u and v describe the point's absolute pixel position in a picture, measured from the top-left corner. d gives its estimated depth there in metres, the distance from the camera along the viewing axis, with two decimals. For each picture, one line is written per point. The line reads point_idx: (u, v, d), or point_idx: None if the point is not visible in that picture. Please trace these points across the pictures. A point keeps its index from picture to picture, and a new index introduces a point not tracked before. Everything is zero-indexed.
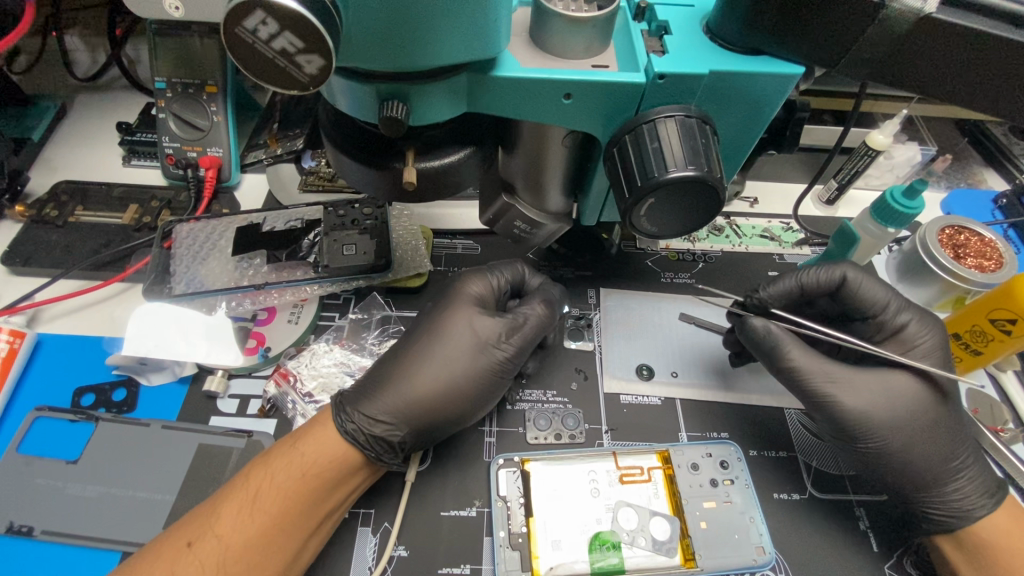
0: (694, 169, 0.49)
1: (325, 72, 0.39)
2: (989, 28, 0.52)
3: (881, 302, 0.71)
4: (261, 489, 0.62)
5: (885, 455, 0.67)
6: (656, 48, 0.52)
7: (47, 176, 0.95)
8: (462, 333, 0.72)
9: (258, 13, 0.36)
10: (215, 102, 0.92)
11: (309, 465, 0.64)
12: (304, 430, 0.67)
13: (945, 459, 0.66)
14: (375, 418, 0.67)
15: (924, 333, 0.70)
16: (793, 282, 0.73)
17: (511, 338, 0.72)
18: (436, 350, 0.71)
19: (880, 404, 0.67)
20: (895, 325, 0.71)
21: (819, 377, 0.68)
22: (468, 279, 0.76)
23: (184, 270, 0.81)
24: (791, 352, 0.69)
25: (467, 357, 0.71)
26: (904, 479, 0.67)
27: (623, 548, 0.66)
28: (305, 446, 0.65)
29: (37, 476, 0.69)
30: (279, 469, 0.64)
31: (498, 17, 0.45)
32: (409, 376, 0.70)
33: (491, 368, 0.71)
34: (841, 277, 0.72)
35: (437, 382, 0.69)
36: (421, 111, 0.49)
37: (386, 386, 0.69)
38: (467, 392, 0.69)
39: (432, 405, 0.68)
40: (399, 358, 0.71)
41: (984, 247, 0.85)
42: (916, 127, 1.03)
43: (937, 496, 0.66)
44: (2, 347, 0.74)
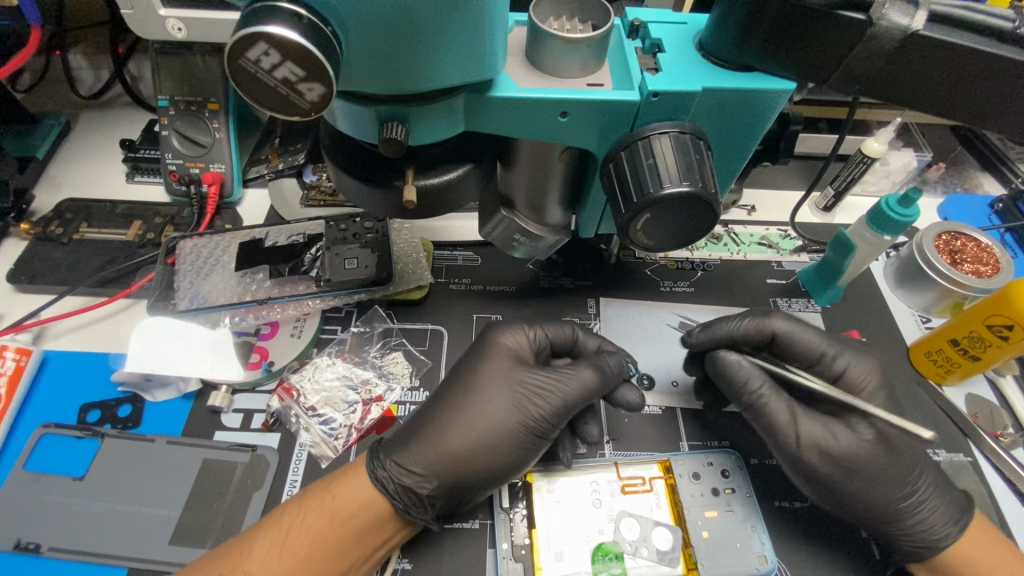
0: (689, 184, 0.50)
1: (327, 99, 0.40)
2: (975, 44, 0.52)
3: (814, 351, 0.72)
4: (292, 528, 0.62)
5: (851, 492, 0.65)
6: (650, 66, 0.54)
7: (52, 194, 0.96)
8: (499, 387, 0.70)
9: (261, 45, 0.37)
10: (217, 118, 0.93)
11: (341, 509, 0.63)
12: (339, 472, 0.67)
13: (910, 493, 0.66)
14: (407, 468, 0.65)
15: (869, 376, 0.71)
16: (725, 331, 0.73)
17: (550, 397, 0.70)
18: (472, 401, 0.69)
19: (845, 444, 0.66)
20: (835, 369, 0.71)
21: (780, 422, 0.66)
22: (505, 332, 0.74)
23: (188, 285, 0.82)
24: (750, 395, 0.67)
25: (505, 413, 0.68)
26: (872, 515, 0.66)
27: (625, 558, 0.66)
28: (337, 489, 0.65)
29: (44, 493, 0.69)
30: (311, 509, 0.63)
31: (495, 40, 0.46)
32: (445, 427, 0.67)
33: (527, 426, 0.68)
34: (771, 330, 0.73)
35: (473, 435, 0.67)
36: (420, 131, 0.50)
37: (420, 435, 0.67)
38: (501, 450, 0.66)
39: (465, 463, 0.65)
40: (435, 408, 0.70)
41: (981, 253, 0.86)
42: (911, 133, 1.04)
43: (907, 529, 0.65)
44: (9, 364, 0.74)
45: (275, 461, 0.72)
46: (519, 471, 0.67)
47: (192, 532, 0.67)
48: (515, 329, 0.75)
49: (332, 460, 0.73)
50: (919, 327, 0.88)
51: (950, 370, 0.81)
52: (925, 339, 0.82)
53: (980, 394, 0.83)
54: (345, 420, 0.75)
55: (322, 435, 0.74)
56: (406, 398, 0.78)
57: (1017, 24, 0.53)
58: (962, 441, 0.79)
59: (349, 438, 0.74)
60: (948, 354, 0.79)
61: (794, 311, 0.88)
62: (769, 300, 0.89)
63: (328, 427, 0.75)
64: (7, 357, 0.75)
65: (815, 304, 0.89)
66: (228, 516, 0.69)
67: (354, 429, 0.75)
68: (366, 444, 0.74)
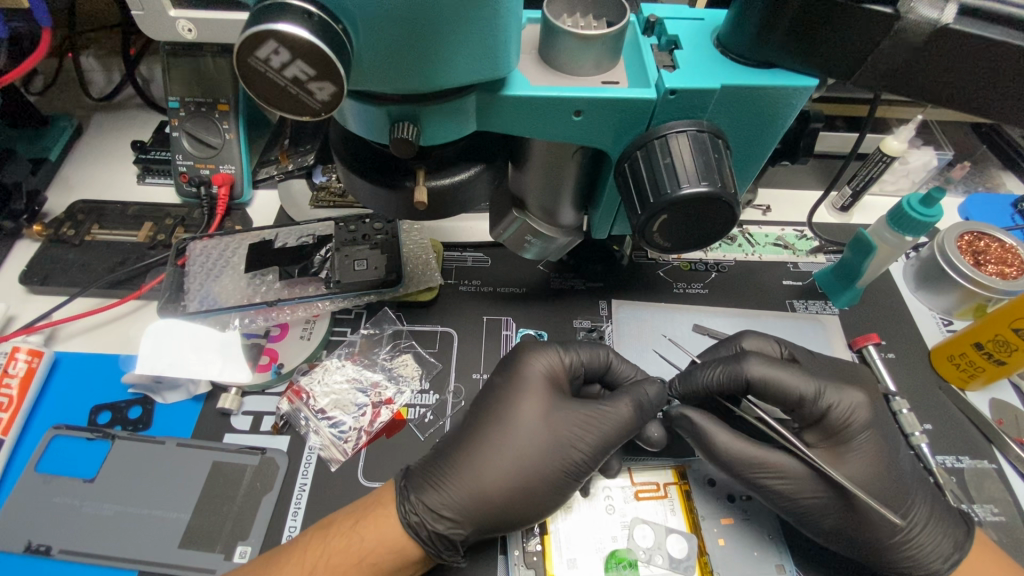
0: (708, 185, 0.48)
1: (337, 98, 0.40)
2: (1003, 38, 0.50)
3: (796, 396, 0.67)
4: (317, 566, 0.60)
5: (823, 533, 0.65)
6: (667, 63, 0.52)
7: (64, 195, 0.96)
8: (538, 431, 0.67)
9: (270, 43, 0.37)
10: (227, 120, 0.93)
11: (367, 549, 0.61)
12: (369, 507, 0.64)
13: (894, 533, 0.64)
14: (441, 512, 0.63)
15: (851, 412, 0.67)
16: (699, 382, 0.71)
17: (589, 433, 0.66)
18: (505, 440, 0.66)
19: (819, 488, 0.65)
20: (818, 410, 0.67)
21: (744, 468, 0.66)
22: (539, 360, 0.70)
23: (198, 286, 0.82)
24: (719, 442, 0.66)
25: (543, 457, 0.65)
26: (855, 552, 0.65)
27: (639, 566, 0.65)
28: (365, 530, 0.62)
29: (55, 495, 0.69)
30: (336, 547, 0.61)
31: (508, 38, 0.45)
32: (479, 468, 0.65)
33: (568, 471, 0.65)
34: (745, 377, 0.68)
35: (511, 480, 0.64)
36: (431, 131, 0.49)
37: (453, 477, 0.65)
38: (539, 496, 0.64)
39: (502, 509, 0.63)
40: (465, 443, 0.67)
41: (1005, 254, 0.84)
42: (931, 131, 1.02)
43: (891, 565, 0.64)
44: (21, 366, 0.75)
45: (284, 464, 0.71)
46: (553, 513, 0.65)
47: (202, 535, 0.67)
48: (547, 353, 0.71)
49: (342, 464, 0.72)
50: (939, 329, 0.86)
51: (974, 374, 0.78)
52: (947, 342, 0.80)
53: (1004, 400, 0.81)
54: (355, 423, 0.75)
55: (332, 438, 0.73)
56: (416, 401, 0.77)
57: None
58: (987, 447, 0.77)
59: (359, 442, 0.73)
60: (972, 358, 0.77)
61: (810, 313, 0.87)
62: (786, 302, 0.87)
63: (338, 429, 0.74)
64: (19, 360, 0.75)
65: (833, 307, 0.87)
66: (237, 520, 0.68)
67: (363, 433, 0.74)
68: (377, 447, 0.73)
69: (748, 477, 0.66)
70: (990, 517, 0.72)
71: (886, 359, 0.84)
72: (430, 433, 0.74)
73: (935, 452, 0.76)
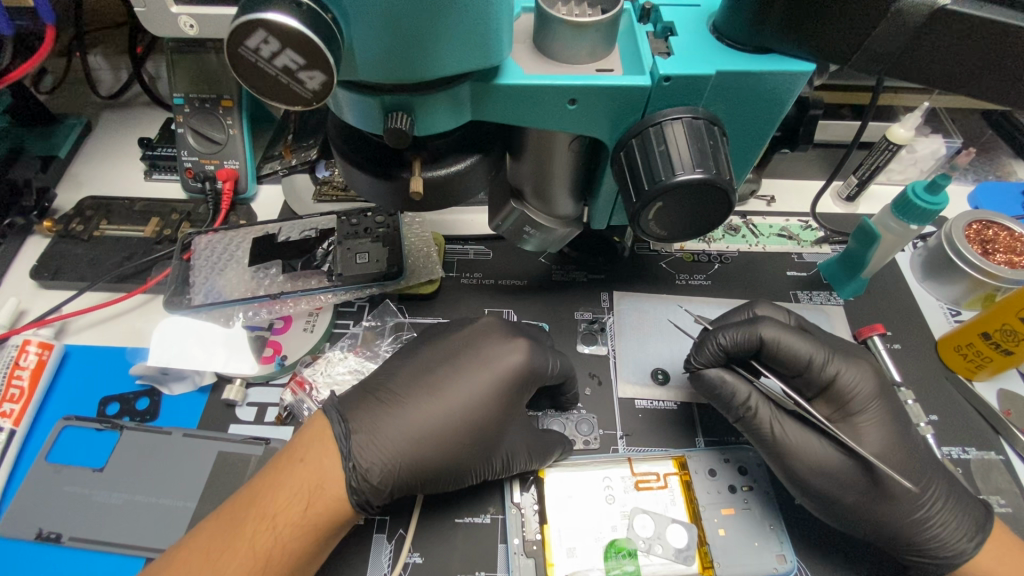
0: (702, 171, 0.48)
1: (328, 87, 0.40)
2: (1000, 18, 0.50)
3: (803, 359, 0.68)
4: (271, 554, 0.56)
5: (846, 508, 0.64)
6: (662, 50, 0.52)
7: (74, 192, 0.98)
8: (471, 384, 0.67)
9: (260, 32, 0.37)
10: (230, 116, 0.94)
11: (321, 524, 0.58)
12: (313, 486, 0.58)
13: (915, 509, 0.63)
14: (368, 471, 0.60)
15: (856, 382, 0.67)
16: (714, 347, 0.69)
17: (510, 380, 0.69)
18: (431, 390, 0.66)
19: (839, 459, 0.64)
20: (825, 377, 0.68)
21: (770, 432, 0.66)
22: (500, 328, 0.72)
23: (203, 280, 0.84)
24: (745, 399, 0.67)
25: (468, 410, 0.66)
26: (873, 532, 0.64)
27: (639, 556, 0.65)
28: (318, 505, 0.58)
29: (65, 484, 0.71)
30: (289, 533, 0.57)
31: (500, 25, 0.45)
32: (409, 415, 0.64)
33: (492, 446, 0.66)
34: (758, 337, 0.68)
35: (436, 432, 0.64)
36: (425, 121, 0.49)
37: (380, 431, 0.63)
38: (463, 460, 0.65)
39: (424, 462, 0.63)
40: (396, 393, 0.66)
41: (1014, 243, 0.82)
42: (939, 119, 1.00)
43: (911, 546, 0.63)
44: (32, 358, 0.76)
45: None
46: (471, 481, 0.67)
47: None
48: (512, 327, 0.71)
49: None
50: (946, 319, 0.85)
51: (981, 365, 0.77)
52: (954, 333, 0.79)
53: (1013, 390, 0.79)
54: None
55: None
56: None
57: None
58: (994, 438, 0.76)
59: None
60: (979, 348, 0.76)
61: (815, 304, 0.86)
62: (789, 293, 0.87)
63: None
64: (30, 352, 0.77)
65: (838, 297, 0.86)
66: None
67: None
68: None
69: (771, 443, 0.66)
70: (997, 508, 0.72)
71: (892, 350, 0.83)
72: None
73: (940, 442, 0.75)
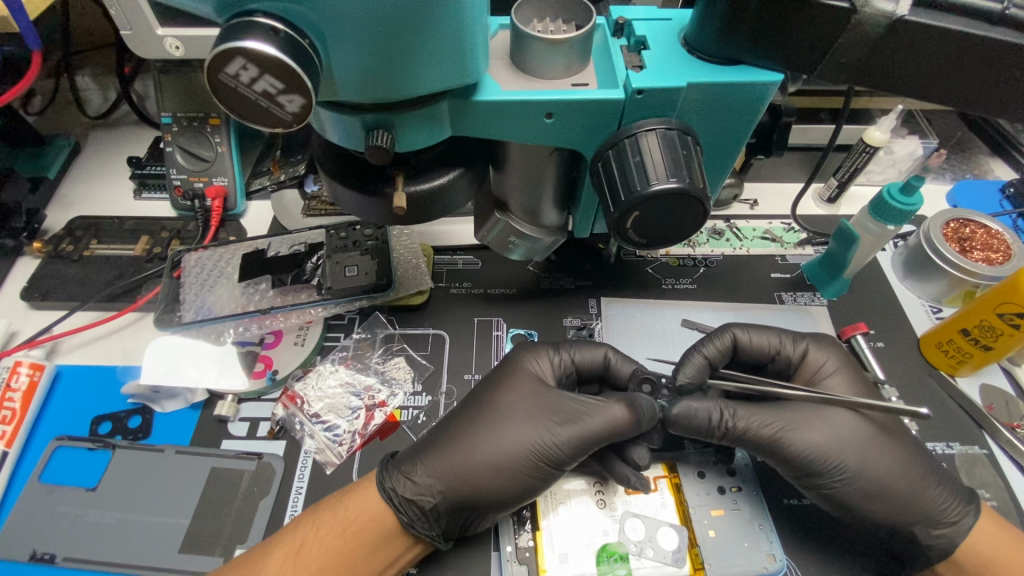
0: (676, 181, 0.50)
1: (307, 110, 0.41)
2: (962, 28, 0.51)
3: (772, 347, 0.74)
4: (306, 541, 0.63)
5: (850, 484, 0.65)
6: (635, 63, 0.53)
7: (63, 213, 0.98)
8: (517, 410, 0.69)
9: (239, 59, 0.38)
10: (218, 133, 0.95)
11: (352, 523, 0.64)
12: (354, 486, 0.67)
13: (908, 471, 0.66)
14: (415, 478, 0.65)
15: (824, 355, 0.73)
16: (698, 359, 0.73)
17: (574, 416, 0.69)
18: (475, 420, 0.69)
19: (830, 430, 0.67)
20: (797, 358, 0.74)
21: (760, 430, 0.67)
22: (526, 362, 0.73)
23: (193, 297, 0.84)
24: (725, 419, 0.67)
25: (519, 441, 0.67)
26: (879, 506, 0.65)
27: (631, 560, 0.66)
28: (349, 500, 0.65)
29: (58, 504, 0.71)
30: (325, 522, 0.64)
31: (476, 46, 0.46)
32: (459, 446, 0.67)
33: (542, 449, 0.66)
34: (732, 338, 0.74)
35: (485, 460, 0.66)
36: (405, 138, 0.50)
37: (429, 454, 0.67)
38: (516, 472, 0.65)
39: (470, 484, 0.65)
40: (449, 425, 0.70)
41: (991, 240, 0.84)
42: (915, 120, 1.03)
43: (921, 512, 0.64)
44: (24, 380, 0.77)
45: (281, 469, 0.73)
46: (529, 497, 0.66)
47: (201, 540, 0.69)
48: (541, 354, 0.74)
49: (337, 466, 0.74)
50: (928, 316, 0.86)
51: (962, 361, 0.79)
52: (935, 330, 0.80)
53: (995, 385, 0.81)
54: (349, 426, 0.76)
55: (327, 441, 0.75)
56: (409, 403, 0.78)
57: (1006, 5, 0.52)
58: (977, 433, 0.77)
59: (353, 444, 0.75)
60: (959, 344, 0.78)
61: (798, 304, 0.87)
62: (774, 295, 0.88)
63: (332, 433, 0.75)
64: (22, 373, 0.77)
65: (821, 298, 0.88)
66: (236, 524, 0.70)
67: (358, 435, 0.75)
68: (371, 450, 0.75)
69: (765, 438, 0.67)
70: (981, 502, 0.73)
71: (875, 348, 0.84)
72: (423, 433, 0.76)
73: (925, 438, 0.76)
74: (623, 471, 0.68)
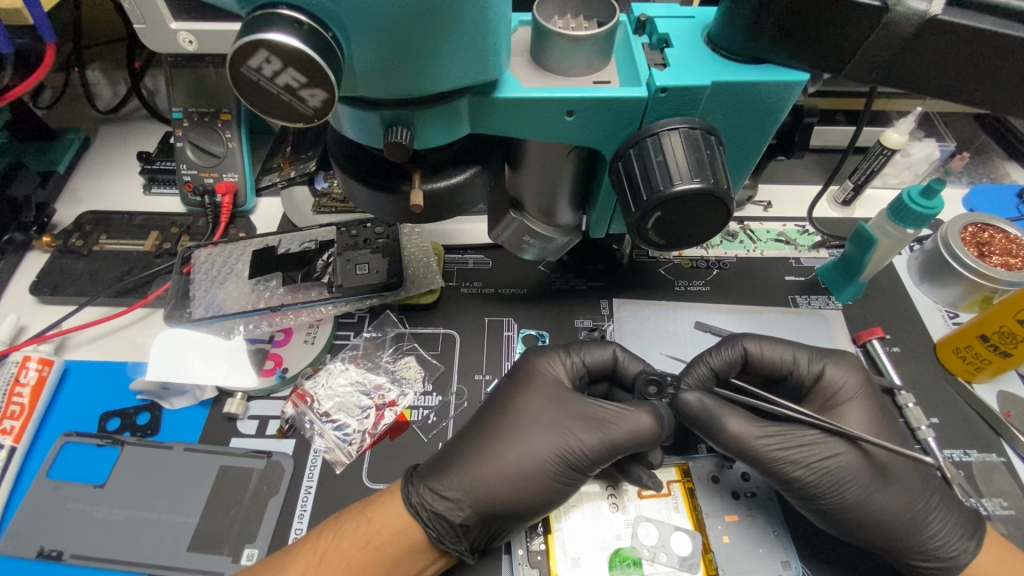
0: (700, 181, 0.49)
1: (329, 104, 0.40)
2: (996, 28, 0.50)
3: (787, 361, 0.73)
4: (327, 552, 0.62)
5: (848, 510, 0.64)
6: (658, 61, 0.52)
7: (72, 207, 0.98)
8: (541, 421, 0.69)
9: (262, 52, 0.37)
10: (229, 129, 0.94)
11: (376, 538, 0.63)
12: (376, 498, 0.66)
13: (911, 501, 0.65)
14: (442, 494, 0.65)
15: (842, 374, 0.72)
16: (704, 367, 0.73)
17: (601, 421, 0.68)
18: (498, 435, 0.68)
19: (837, 454, 0.66)
20: (811, 375, 0.73)
21: (761, 445, 0.66)
22: (545, 365, 0.73)
23: (203, 294, 0.84)
24: (728, 424, 0.66)
25: (547, 449, 0.67)
26: (876, 533, 0.64)
27: (643, 564, 0.65)
28: (372, 513, 0.64)
29: (66, 501, 0.71)
30: (347, 536, 0.63)
31: (498, 39, 0.45)
32: (483, 460, 0.66)
33: (570, 456, 0.66)
34: (743, 350, 0.73)
35: (513, 471, 0.65)
36: (425, 135, 0.49)
37: (453, 468, 0.66)
38: (545, 480, 0.65)
39: (502, 496, 0.64)
40: (472, 437, 0.69)
41: (1010, 245, 0.83)
42: (932, 122, 1.01)
43: (916, 545, 0.63)
44: (32, 375, 0.76)
45: (290, 468, 0.72)
46: (558, 505, 0.66)
47: (210, 538, 0.68)
48: (553, 356, 0.74)
49: (346, 466, 0.73)
50: (945, 322, 0.85)
51: (980, 367, 0.77)
52: (952, 335, 0.79)
53: (1013, 392, 0.80)
54: (359, 425, 0.75)
55: (337, 441, 0.74)
56: (419, 403, 0.77)
57: None
58: (995, 441, 0.76)
59: (363, 444, 0.74)
60: (978, 350, 0.76)
61: (813, 308, 0.86)
62: (788, 298, 0.87)
63: (342, 432, 0.75)
64: (30, 368, 0.76)
65: (835, 301, 0.87)
66: (244, 523, 0.69)
67: (368, 435, 0.75)
68: (380, 450, 0.74)
69: (767, 455, 0.66)
70: (999, 511, 0.72)
71: (891, 353, 0.83)
72: (434, 434, 0.75)
73: (942, 445, 0.75)
74: (635, 471, 0.68)
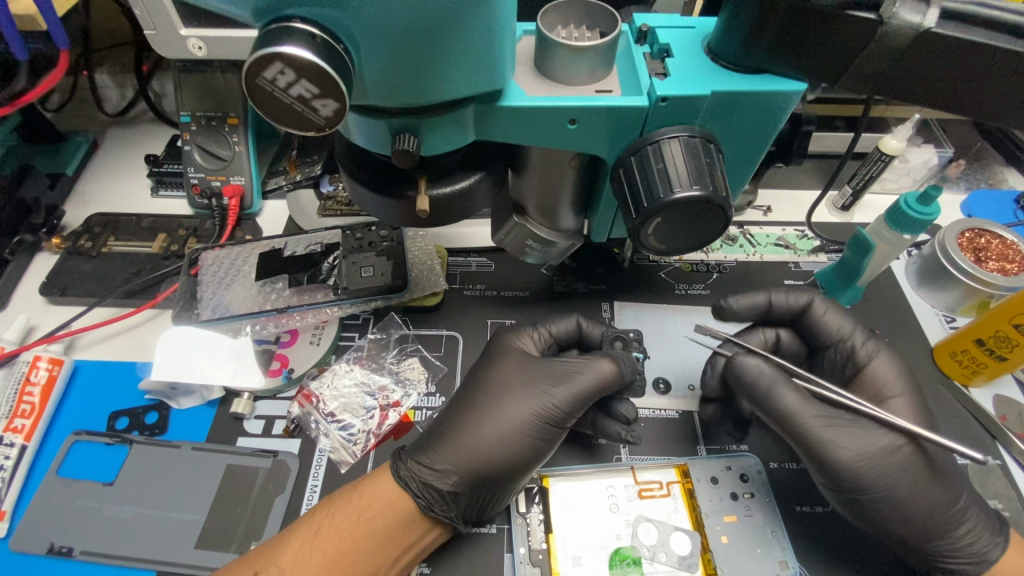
0: (699, 188, 0.50)
1: (340, 114, 0.42)
2: (989, 40, 0.52)
3: (839, 337, 0.75)
4: (322, 527, 0.64)
5: (890, 505, 0.64)
6: (659, 71, 0.54)
7: (81, 209, 0.99)
8: (518, 389, 0.71)
9: (276, 64, 0.39)
10: (236, 133, 0.95)
11: (367, 511, 0.65)
12: (367, 475, 0.68)
13: (951, 499, 0.65)
14: (431, 466, 0.66)
15: (890, 368, 0.72)
16: (757, 308, 0.77)
17: (568, 378, 0.71)
18: (480, 410, 0.70)
19: (880, 448, 0.66)
20: (858, 366, 0.73)
21: (813, 427, 0.66)
22: (514, 339, 0.76)
23: (211, 295, 0.85)
24: (783, 396, 0.67)
25: (525, 411, 0.69)
26: (912, 528, 0.64)
27: (643, 564, 0.66)
28: (364, 488, 0.66)
29: (76, 498, 0.72)
30: (340, 511, 0.65)
31: (504, 50, 0.47)
32: (467, 432, 0.68)
33: (546, 413, 0.69)
34: (803, 304, 0.76)
35: (494, 433, 0.68)
36: (431, 143, 0.51)
37: (441, 442, 0.68)
38: (525, 437, 0.68)
39: (486, 458, 0.66)
40: (454, 411, 0.71)
41: (1007, 251, 0.84)
42: (930, 128, 1.03)
43: (950, 541, 0.64)
44: (42, 374, 0.77)
45: (296, 467, 0.73)
46: (542, 459, 0.68)
47: (217, 536, 0.69)
48: (521, 332, 0.77)
49: (351, 466, 0.74)
50: (942, 326, 0.86)
51: (977, 371, 0.78)
52: (949, 339, 0.80)
53: (1009, 396, 0.81)
54: (363, 425, 0.77)
55: (342, 441, 0.75)
56: (423, 403, 0.79)
57: None
58: (991, 444, 0.77)
59: (367, 444, 0.76)
60: (974, 354, 0.77)
61: None
62: None
63: (347, 432, 0.76)
64: (41, 368, 0.78)
65: (834, 305, 0.88)
66: (251, 521, 0.70)
67: (372, 435, 0.76)
68: (385, 450, 0.75)
69: (816, 442, 0.65)
70: None
71: None
72: None
73: None
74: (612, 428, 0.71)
